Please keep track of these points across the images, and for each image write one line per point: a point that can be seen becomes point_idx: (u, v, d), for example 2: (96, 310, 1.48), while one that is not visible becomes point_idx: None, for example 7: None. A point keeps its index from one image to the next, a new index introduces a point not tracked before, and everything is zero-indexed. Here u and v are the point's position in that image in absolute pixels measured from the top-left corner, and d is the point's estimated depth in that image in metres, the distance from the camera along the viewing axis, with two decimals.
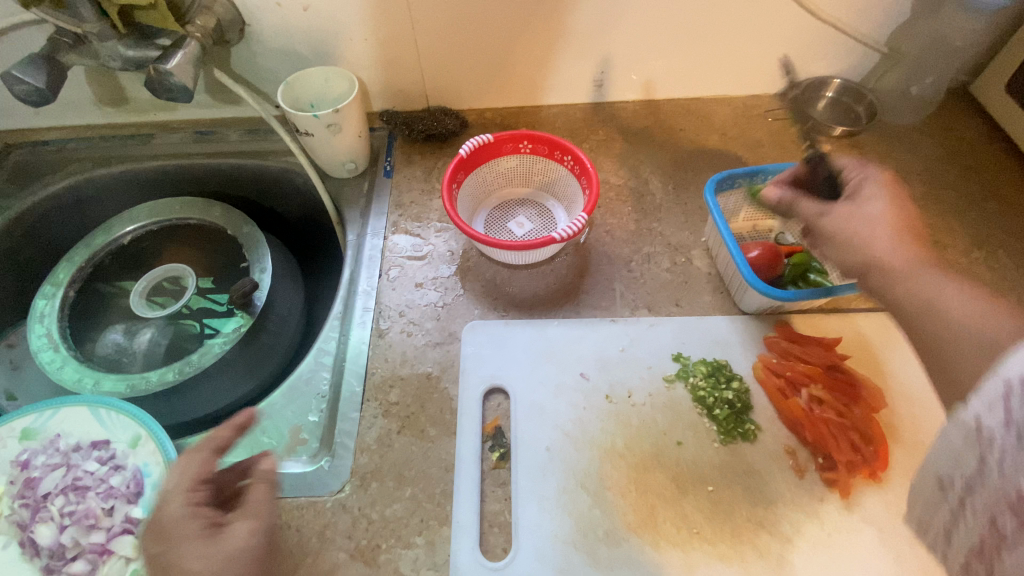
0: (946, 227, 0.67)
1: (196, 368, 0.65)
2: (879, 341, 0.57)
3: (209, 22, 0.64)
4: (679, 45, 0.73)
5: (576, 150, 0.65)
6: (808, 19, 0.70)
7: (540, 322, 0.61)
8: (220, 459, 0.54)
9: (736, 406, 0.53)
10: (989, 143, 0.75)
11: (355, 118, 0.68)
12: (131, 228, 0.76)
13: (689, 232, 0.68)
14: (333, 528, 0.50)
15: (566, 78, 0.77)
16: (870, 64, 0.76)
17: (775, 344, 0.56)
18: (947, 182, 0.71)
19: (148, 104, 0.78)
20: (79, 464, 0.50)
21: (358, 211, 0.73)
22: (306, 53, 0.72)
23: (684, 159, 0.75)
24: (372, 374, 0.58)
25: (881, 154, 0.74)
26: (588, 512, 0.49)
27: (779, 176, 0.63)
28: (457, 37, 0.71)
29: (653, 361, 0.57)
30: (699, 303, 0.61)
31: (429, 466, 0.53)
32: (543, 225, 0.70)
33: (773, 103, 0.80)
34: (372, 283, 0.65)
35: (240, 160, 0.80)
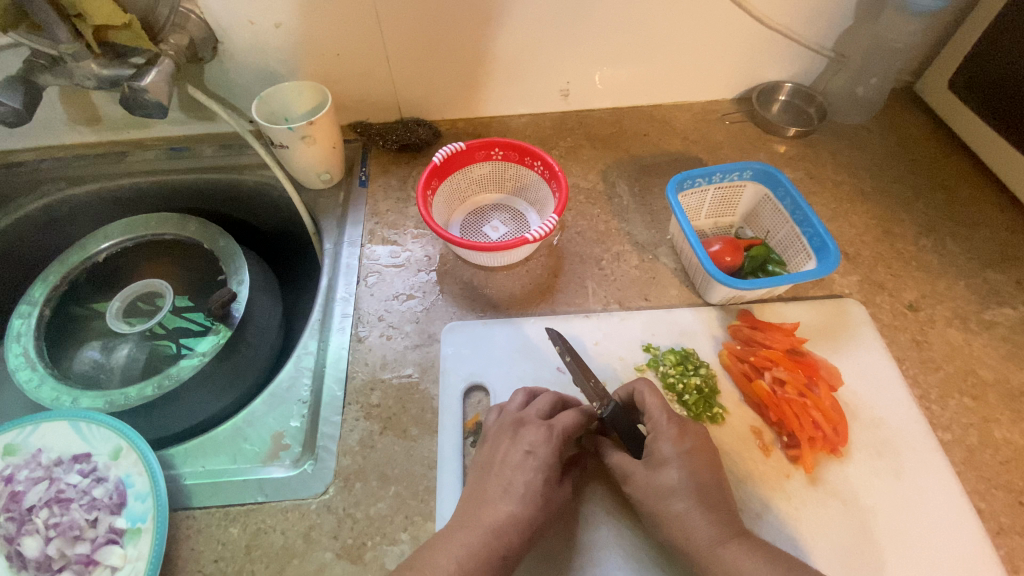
0: (895, 218, 0.71)
1: (176, 381, 0.65)
2: (836, 325, 0.61)
3: (183, 41, 0.66)
4: (639, 55, 0.77)
5: (545, 155, 0.68)
6: (759, 28, 0.74)
7: (517, 320, 0.63)
8: (203, 467, 0.55)
9: (704, 391, 0.55)
10: (931, 138, 0.79)
11: (329, 131, 0.70)
12: (106, 246, 0.76)
13: (655, 231, 0.71)
14: (319, 529, 0.50)
15: (534, 88, 0.81)
16: (819, 68, 0.81)
17: (738, 331, 0.59)
18: (895, 176, 0.75)
19: (122, 123, 0.79)
20: (62, 477, 0.51)
21: (335, 220, 0.75)
22: (280, 69, 0.74)
23: (648, 162, 0.78)
24: (353, 378, 0.59)
25: (833, 152, 0.78)
26: (568, 500, 0.51)
27: (737, 175, 0.66)
28: (426, 51, 0.73)
29: (624, 353, 0.59)
30: (666, 297, 0.64)
31: (412, 464, 0.54)
32: (517, 228, 0.73)
33: (730, 107, 0.84)
34: (350, 290, 0.66)
35: (214, 175, 0.80)
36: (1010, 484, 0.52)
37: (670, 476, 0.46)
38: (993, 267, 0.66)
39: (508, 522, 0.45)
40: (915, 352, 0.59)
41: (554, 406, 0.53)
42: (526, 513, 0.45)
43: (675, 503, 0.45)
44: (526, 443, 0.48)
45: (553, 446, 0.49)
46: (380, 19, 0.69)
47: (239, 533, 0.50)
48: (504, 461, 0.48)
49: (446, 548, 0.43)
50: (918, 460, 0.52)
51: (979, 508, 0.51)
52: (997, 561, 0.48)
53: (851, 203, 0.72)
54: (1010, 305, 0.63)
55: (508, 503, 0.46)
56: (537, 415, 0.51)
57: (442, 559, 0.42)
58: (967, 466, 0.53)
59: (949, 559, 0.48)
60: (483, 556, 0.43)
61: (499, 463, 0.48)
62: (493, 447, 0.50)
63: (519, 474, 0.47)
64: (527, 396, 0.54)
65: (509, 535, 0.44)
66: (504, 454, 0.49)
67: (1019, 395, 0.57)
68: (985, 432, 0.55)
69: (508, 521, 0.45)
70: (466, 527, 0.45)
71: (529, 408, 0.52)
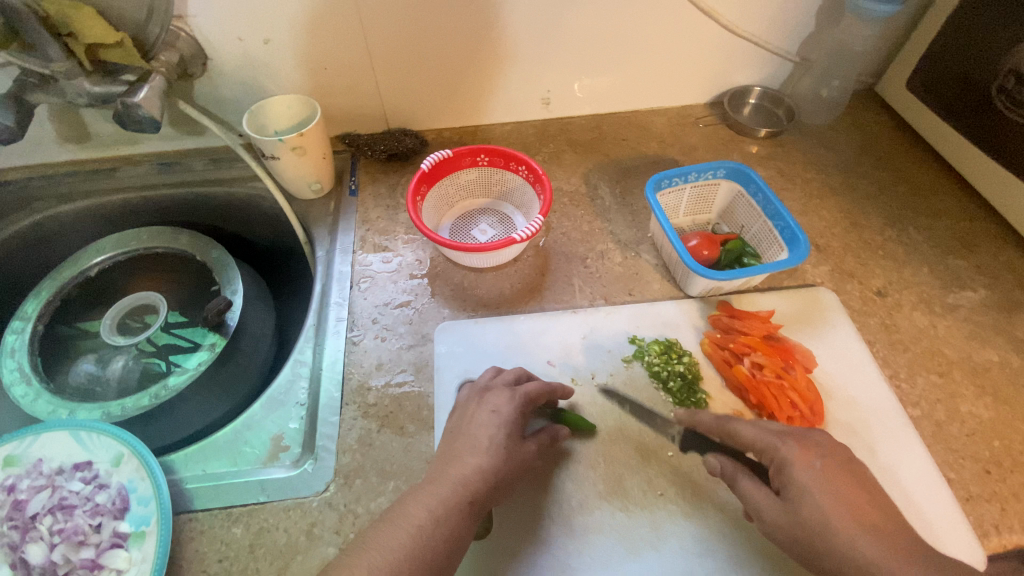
0: (862, 210, 0.75)
1: (173, 391, 0.67)
2: (811, 312, 0.64)
3: (173, 58, 0.67)
4: (615, 63, 0.81)
5: (529, 160, 0.70)
6: (727, 36, 0.78)
7: (507, 318, 0.65)
8: (204, 471, 0.56)
9: (687, 377, 0.58)
10: (893, 135, 0.84)
11: (318, 142, 0.72)
12: (98, 260, 0.77)
13: (636, 230, 0.74)
14: (321, 525, 0.52)
15: (517, 96, 0.84)
16: (785, 72, 0.85)
17: (718, 321, 0.62)
18: (860, 171, 0.80)
19: (111, 139, 0.80)
20: (65, 485, 0.52)
21: (326, 228, 0.77)
22: (268, 83, 0.76)
23: (628, 165, 0.82)
24: (349, 379, 0.61)
25: (801, 151, 0.83)
26: (562, 487, 0.53)
27: (711, 173, 0.70)
28: (410, 62, 0.76)
29: (612, 345, 0.62)
30: (649, 291, 0.67)
31: (411, 459, 0.55)
32: (505, 231, 0.75)
33: (704, 111, 0.88)
34: (344, 294, 0.68)
35: (205, 188, 0.82)
36: (977, 454, 0.55)
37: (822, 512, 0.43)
38: (954, 253, 0.70)
39: (475, 473, 0.47)
40: (885, 335, 0.63)
41: (519, 377, 0.57)
42: (492, 465, 0.48)
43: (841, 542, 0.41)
44: (491, 404, 0.52)
45: (516, 406, 0.52)
46: (364, 31, 0.71)
47: (243, 533, 0.51)
48: (472, 420, 0.51)
49: (418, 499, 0.45)
50: (890, 435, 0.55)
51: (949, 478, 0.54)
52: (968, 526, 0.51)
53: (820, 198, 0.76)
54: (970, 289, 0.67)
55: (475, 456, 0.48)
56: (503, 383, 0.55)
57: (415, 509, 0.44)
58: (936, 439, 0.56)
59: (924, 526, 0.51)
60: (450, 504, 0.44)
61: (467, 422, 0.51)
62: (462, 411, 0.53)
63: (486, 430, 0.50)
64: (495, 371, 0.57)
65: (476, 484, 0.46)
66: (472, 415, 0.52)
67: (982, 371, 0.60)
68: (952, 407, 0.58)
69: (475, 472, 0.47)
70: (436, 481, 0.46)
71: (498, 379, 0.56)
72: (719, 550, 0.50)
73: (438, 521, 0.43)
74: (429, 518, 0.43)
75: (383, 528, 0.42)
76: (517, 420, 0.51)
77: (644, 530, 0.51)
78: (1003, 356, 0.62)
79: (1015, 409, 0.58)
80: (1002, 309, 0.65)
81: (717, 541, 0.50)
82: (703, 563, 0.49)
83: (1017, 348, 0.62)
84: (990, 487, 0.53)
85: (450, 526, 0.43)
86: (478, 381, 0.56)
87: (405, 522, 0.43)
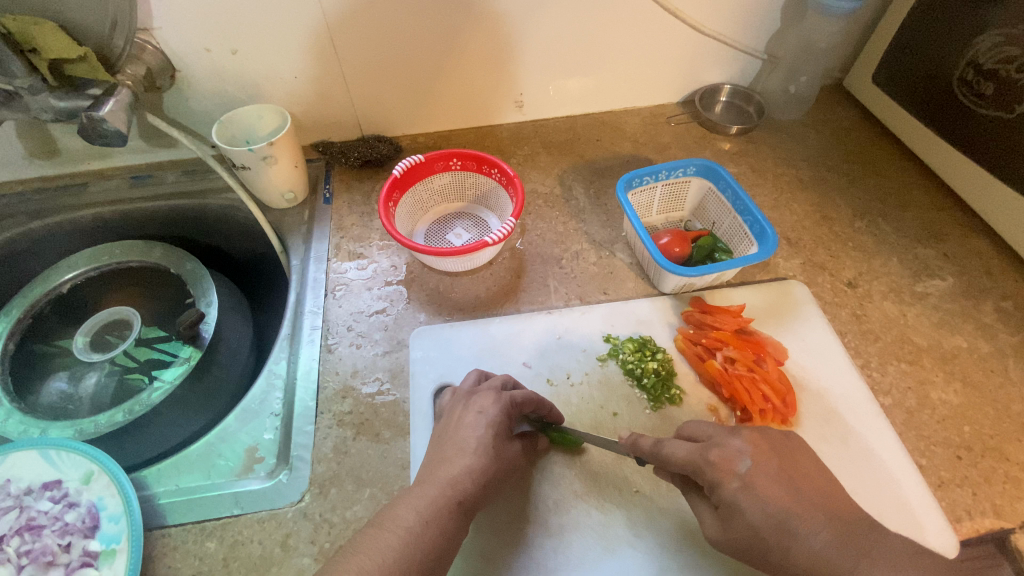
0: (832, 203, 0.76)
1: (146, 406, 0.66)
2: (783, 305, 0.65)
3: (139, 70, 0.66)
4: (587, 65, 0.81)
5: (502, 163, 0.71)
6: (695, 35, 0.79)
7: (482, 320, 0.65)
8: (177, 485, 0.55)
9: (662, 373, 0.59)
10: (861, 129, 0.85)
11: (289, 151, 0.72)
12: (69, 276, 0.76)
13: (610, 229, 0.74)
14: (296, 536, 0.51)
15: (490, 100, 0.84)
16: (754, 70, 0.86)
17: (691, 316, 0.63)
18: (830, 165, 0.81)
19: (81, 153, 0.79)
20: (33, 505, 0.51)
21: (300, 237, 0.77)
22: (239, 93, 0.76)
23: (602, 165, 0.82)
24: (324, 388, 0.61)
25: (772, 147, 0.83)
26: (540, 488, 0.53)
27: (681, 171, 0.70)
28: (380, 69, 0.76)
29: (586, 345, 0.62)
30: (623, 290, 0.68)
31: (387, 466, 0.55)
32: (480, 234, 0.75)
33: (676, 110, 0.89)
34: (318, 302, 0.68)
35: (178, 201, 0.81)
36: (948, 440, 0.56)
37: (787, 511, 0.38)
38: (922, 243, 0.71)
39: (465, 473, 0.46)
40: (855, 325, 0.64)
41: (505, 384, 0.55)
42: (481, 464, 0.47)
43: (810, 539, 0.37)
44: (478, 406, 0.51)
45: (503, 408, 0.51)
46: (332, 38, 0.71)
47: (216, 547, 0.51)
48: (460, 422, 0.50)
49: (407, 501, 0.44)
50: (862, 424, 0.56)
51: (921, 465, 0.54)
52: (941, 512, 0.51)
53: (791, 192, 0.77)
54: (939, 277, 0.68)
55: (464, 456, 0.47)
56: (490, 386, 0.54)
57: (404, 511, 0.43)
58: (908, 427, 0.56)
59: (895, 511, 0.51)
60: (441, 503, 0.44)
61: (455, 425, 0.50)
62: (450, 415, 0.52)
63: (473, 431, 0.49)
64: (479, 376, 0.56)
65: (465, 484, 0.46)
66: (459, 417, 0.51)
67: (951, 358, 0.61)
68: (922, 394, 0.59)
69: (464, 473, 0.46)
70: (426, 482, 0.46)
71: (483, 384, 0.55)
72: (696, 546, 0.50)
73: (427, 521, 0.42)
74: (417, 520, 0.42)
75: (373, 531, 0.41)
76: (503, 422, 0.51)
77: (620, 528, 0.51)
78: (971, 342, 0.62)
79: (983, 393, 0.59)
80: (969, 296, 0.66)
81: (692, 536, 0.50)
82: (679, 559, 0.49)
83: (985, 334, 0.63)
84: (961, 472, 0.54)
85: (438, 525, 0.43)
86: (461, 386, 0.55)
87: (392, 525, 0.42)
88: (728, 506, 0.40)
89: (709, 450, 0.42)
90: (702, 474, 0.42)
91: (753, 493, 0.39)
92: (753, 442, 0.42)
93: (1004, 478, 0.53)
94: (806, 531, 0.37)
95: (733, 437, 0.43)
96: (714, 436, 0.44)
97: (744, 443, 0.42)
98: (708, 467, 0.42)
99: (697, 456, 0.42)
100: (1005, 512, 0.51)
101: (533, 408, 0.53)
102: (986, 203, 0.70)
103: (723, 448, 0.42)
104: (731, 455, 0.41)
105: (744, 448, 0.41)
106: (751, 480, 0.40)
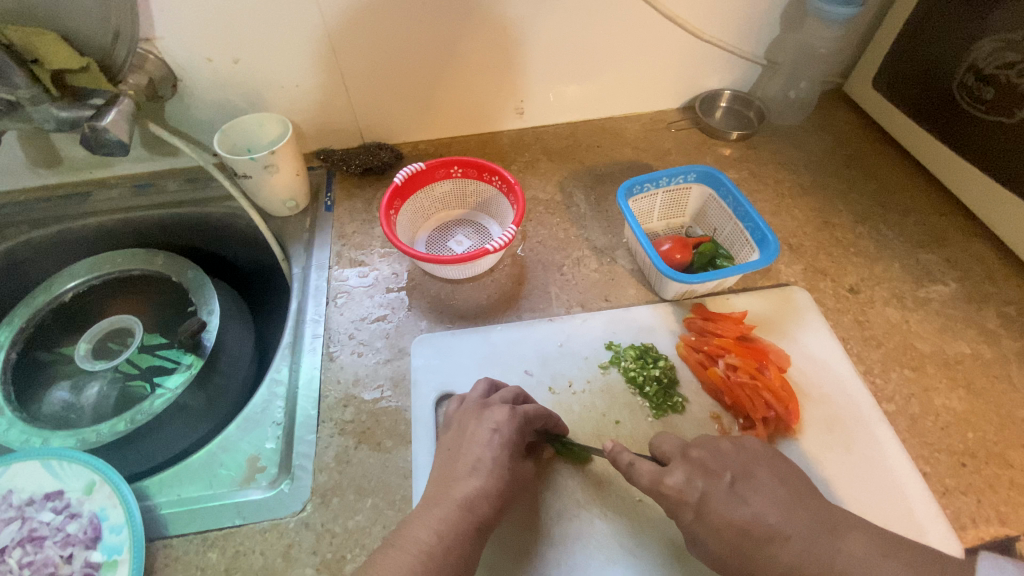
0: (834, 209, 0.76)
1: (148, 415, 0.65)
2: (786, 311, 0.65)
3: (141, 80, 0.67)
4: (587, 71, 0.81)
5: (502, 170, 0.71)
6: (695, 42, 0.79)
7: (484, 328, 0.65)
8: (178, 495, 0.55)
9: (663, 381, 0.59)
10: (861, 134, 0.85)
11: (291, 160, 0.72)
12: (73, 285, 0.77)
13: (611, 236, 0.74)
14: (297, 546, 0.51)
15: (490, 107, 0.84)
16: (754, 76, 0.86)
17: (693, 323, 0.63)
18: (830, 170, 0.81)
19: (83, 162, 0.79)
20: (35, 515, 0.51)
21: (302, 245, 0.77)
22: (240, 102, 0.76)
23: (603, 172, 0.82)
24: (326, 397, 0.60)
25: (772, 152, 0.83)
26: (542, 498, 0.53)
27: (682, 177, 0.70)
28: (382, 77, 0.76)
29: (588, 352, 0.62)
30: (625, 297, 0.68)
31: (388, 475, 0.55)
32: (481, 241, 0.75)
33: (677, 116, 0.89)
34: (320, 311, 0.68)
35: (180, 209, 0.81)
36: (952, 447, 0.55)
37: (751, 533, 0.41)
38: (924, 248, 0.71)
39: (478, 495, 0.46)
40: (858, 331, 0.64)
41: (517, 398, 0.55)
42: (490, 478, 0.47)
43: (779, 554, 0.40)
44: (492, 422, 0.50)
45: (516, 425, 0.51)
46: (334, 47, 0.71)
47: (218, 558, 0.51)
48: (472, 438, 0.50)
49: (417, 521, 0.44)
50: (867, 431, 0.56)
51: (925, 472, 0.54)
52: (946, 520, 0.51)
53: (792, 198, 0.77)
54: (941, 283, 0.68)
55: (477, 477, 0.47)
56: (501, 400, 0.53)
57: (423, 533, 0.43)
58: (911, 434, 0.56)
59: (901, 516, 0.51)
60: (459, 526, 0.44)
61: (467, 439, 0.50)
62: (460, 429, 0.51)
63: (485, 450, 0.49)
64: (488, 387, 0.55)
65: (481, 508, 0.46)
66: (471, 433, 0.50)
67: (955, 364, 0.61)
68: (926, 401, 0.58)
69: (478, 494, 0.46)
70: (440, 503, 0.46)
71: (493, 396, 0.54)
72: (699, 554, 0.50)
73: (449, 546, 0.42)
74: (439, 543, 0.42)
75: (391, 552, 0.41)
76: (517, 440, 0.50)
77: (623, 538, 0.51)
78: (974, 347, 0.62)
79: (986, 399, 0.58)
80: (972, 301, 0.66)
81: None
82: (683, 569, 0.49)
83: (988, 339, 0.63)
84: (965, 479, 0.53)
85: (460, 551, 0.43)
86: (471, 397, 0.54)
87: (411, 546, 0.42)
88: (690, 534, 0.44)
89: (660, 481, 0.46)
90: (663, 501, 0.46)
91: (709, 521, 0.43)
92: (698, 469, 0.45)
93: (1008, 485, 0.53)
94: (772, 549, 0.40)
95: (681, 464, 0.46)
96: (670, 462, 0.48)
97: (689, 470, 0.45)
98: (663, 498, 0.45)
99: (652, 485, 0.46)
100: (1010, 520, 0.51)
101: (543, 423, 0.53)
102: (987, 207, 0.70)
103: (672, 478, 0.45)
104: (680, 485, 0.45)
105: (691, 476, 0.45)
106: (704, 507, 0.43)
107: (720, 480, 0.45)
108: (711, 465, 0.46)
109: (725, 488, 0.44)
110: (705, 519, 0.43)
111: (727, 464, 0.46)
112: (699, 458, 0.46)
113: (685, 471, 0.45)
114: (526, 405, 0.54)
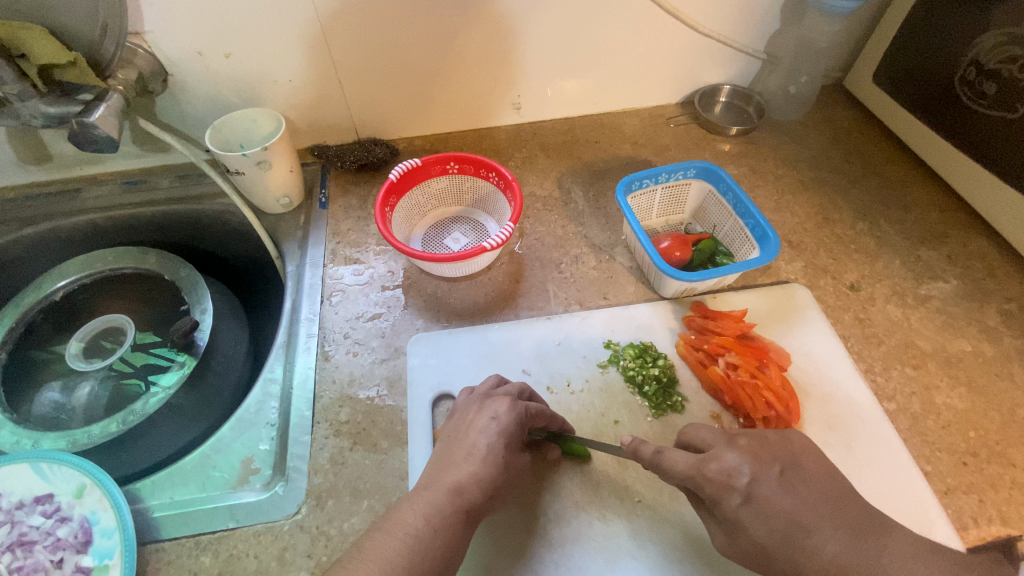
0: (834, 204, 0.75)
1: (141, 416, 0.64)
2: (785, 309, 0.64)
3: (130, 75, 0.66)
4: (585, 65, 0.80)
5: (499, 166, 0.70)
6: (694, 36, 0.78)
7: (481, 326, 0.64)
8: (171, 498, 0.54)
9: (663, 380, 0.58)
10: (862, 130, 0.84)
11: (284, 155, 0.71)
12: (63, 283, 0.75)
13: (610, 233, 0.73)
14: (292, 549, 0.50)
15: (487, 102, 0.83)
16: (754, 70, 0.85)
17: (692, 322, 0.62)
18: (831, 166, 0.80)
19: (74, 158, 0.78)
20: (25, 519, 0.51)
21: (296, 242, 0.76)
22: (232, 97, 0.75)
23: (601, 168, 0.81)
24: (320, 397, 0.60)
25: (772, 148, 0.83)
26: (540, 499, 0.52)
27: (681, 174, 0.70)
28: (376, 71, 0.75)
29: (587, 350, 0.62)
30: (624, 295, 0.67)
31: (384, 477, 0.54)
32: (478, 239, 0.74)
33: (675, 111, 0.88)
34: (314, 309, 0.67)
35: (172, 207, 0.80)
36: (954, 446, 0.55)
37: (797, 522, 0.39)
38: (926, 244, 0.70)
39: (471, 481, 0.45)
40: (859, 329, 0.63)
41: (523, 392, 0.53)
42: (488, 477, 0.46)
43: (824, 544, 0.38)
44: (492, 410, 0.49)
45: (517, 417, 0.49)
46: (327, 41, 0.70)
47: (211, 561, 0.50)
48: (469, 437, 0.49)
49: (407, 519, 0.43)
50: (868, 430, 0.55)
51: (927, 471, 0.53)
52: (947, 520, 0.51)
53: (792, 193, 0.76)
54: (942, 279, 0.67)
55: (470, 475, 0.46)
56: (505, 394, 0.52)
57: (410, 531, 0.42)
58: (913, 433, 0.56)
59: (904, 517, 0.51)
60: (445, 518, 0.43)
61: (466, 429, 0.49)
62: (460, 419, 0.51)
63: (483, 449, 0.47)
64: (497, 380, 0.54)
65: (470, 494, 0.44)
66: (471, 420, 0.49)
67: (956, 362, 0.61)
68: (927, 399, 0.58)
69: (470, 480, 0.45)
70: (430, 491, 0.44)
71: (499, 390, 0.53)
72: (701, 554, 0.49)
73: (444, 534, 0.42)
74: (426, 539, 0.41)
75: (379, 536, 0.41)
76: (517, 432, 0.49)
77: (621, 539, 0.50)
78: (976, 345, 0.62)
79: (988, 399, 0.58)
80: (973, 299, 0.65)
81: (696, 546, 0.50)
82: (684, 569, 0.49)
83: (989, 337, 0.62)
84: (967, 479, 0.53)
85: (446, 534, 0.42)
86: (478, 388, 0.53)
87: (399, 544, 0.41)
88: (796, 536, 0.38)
89: (704, 465, 0.42)
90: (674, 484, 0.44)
91: (755, 509, 0.40)
92: (748, 455, 0.42)
93: (1010, 484, 0.53)
94: (825, 549, 0.38)
95: (729, 449, 0.43)
96: (712, 448, 0.44)
97: (739, 455, 0.42)
98: (706, 484, 0.42)
99: (695, 470, 0.42)
100: (1012, 519, 0.51)
101: (546, 423, 0.52)
102: (990, 203, 0.69)
103: (720, 462, 0.42)
104: (729, 470, 0.41)
105: (741, 461, 0.41)
106: (753, 494, 0.40)
107: (769, 469, 0.41)
108: (761, 452, 0.43)
109: (775, 479, 0.41)
110: (759, 515, 0.40)
111: (777, 454, 0.43)
112: (749, 446, 0.43)
113: (736, 456, 0.42)
114: (531, 403, 0.52)
